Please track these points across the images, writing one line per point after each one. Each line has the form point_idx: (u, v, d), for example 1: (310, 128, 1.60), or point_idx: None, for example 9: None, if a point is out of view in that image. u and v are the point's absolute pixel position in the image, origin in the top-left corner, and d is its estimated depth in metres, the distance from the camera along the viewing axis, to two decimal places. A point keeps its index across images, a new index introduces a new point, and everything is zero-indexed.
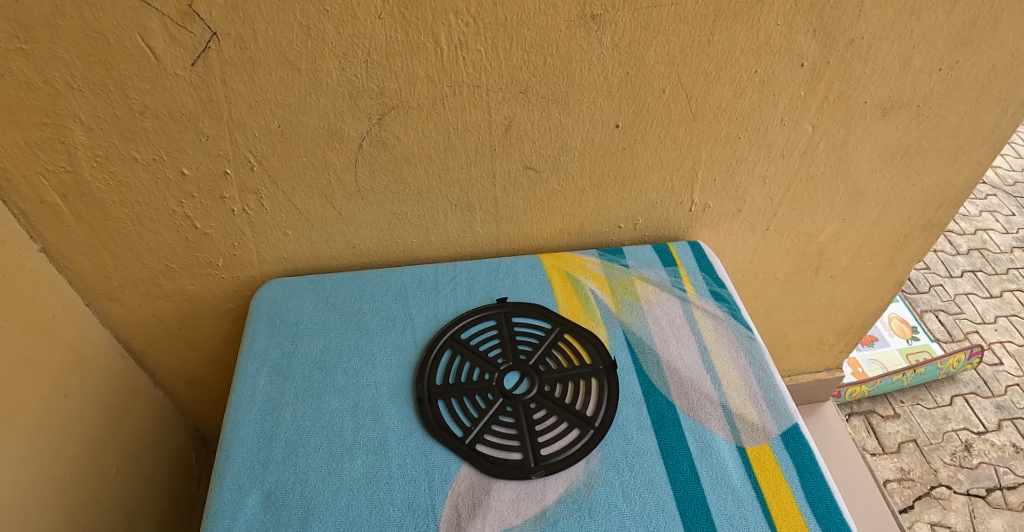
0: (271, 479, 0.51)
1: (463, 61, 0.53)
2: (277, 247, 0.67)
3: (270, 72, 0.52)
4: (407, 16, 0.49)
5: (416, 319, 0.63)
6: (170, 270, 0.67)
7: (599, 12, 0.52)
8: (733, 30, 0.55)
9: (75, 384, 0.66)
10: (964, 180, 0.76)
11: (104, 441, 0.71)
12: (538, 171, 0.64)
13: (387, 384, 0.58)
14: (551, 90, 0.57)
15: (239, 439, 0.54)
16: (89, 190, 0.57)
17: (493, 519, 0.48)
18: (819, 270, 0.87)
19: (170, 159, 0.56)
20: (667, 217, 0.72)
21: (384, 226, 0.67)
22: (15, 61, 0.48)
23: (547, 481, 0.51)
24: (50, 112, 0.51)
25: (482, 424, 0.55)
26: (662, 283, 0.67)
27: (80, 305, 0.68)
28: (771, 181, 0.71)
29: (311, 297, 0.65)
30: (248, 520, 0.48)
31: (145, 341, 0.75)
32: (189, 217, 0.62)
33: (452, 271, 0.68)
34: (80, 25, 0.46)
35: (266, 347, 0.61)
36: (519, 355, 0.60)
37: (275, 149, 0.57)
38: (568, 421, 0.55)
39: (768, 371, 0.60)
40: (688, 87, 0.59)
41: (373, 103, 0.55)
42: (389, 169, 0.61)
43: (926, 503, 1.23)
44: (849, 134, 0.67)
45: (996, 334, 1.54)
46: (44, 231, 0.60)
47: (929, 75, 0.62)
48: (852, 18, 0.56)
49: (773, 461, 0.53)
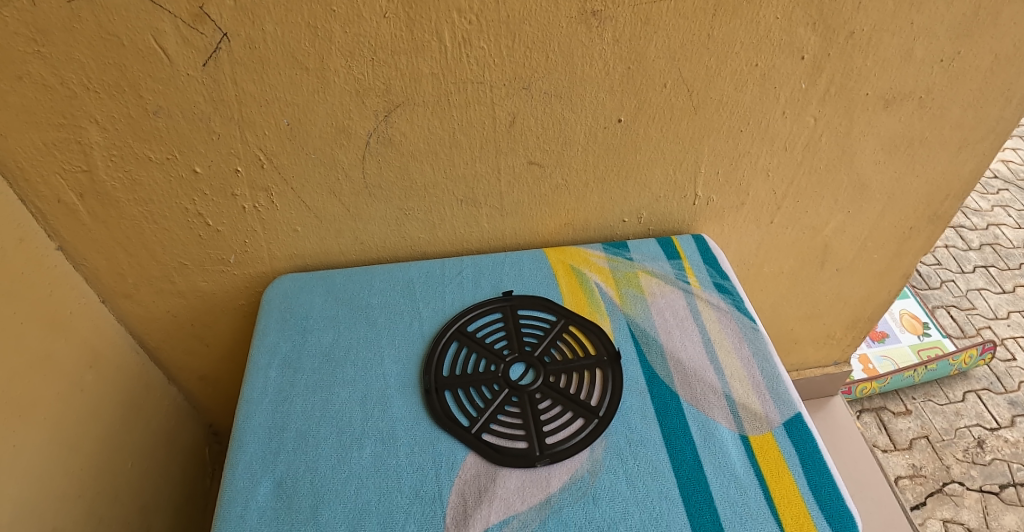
0: (282, 468, 0.52)
1: (467, 58, 0.54)
2: (287, 243, 0.68)
3: (279, 72, 0.53)
4: (411, 14, 0.50)
5: (424, 313, 0.64)
6: (184, 267, 0.69)
7: (600, 9, 0.52)
8: (733, 24, 0.55)
9: (91, 379, 0.67)
10: (970, 172, 0.76)
11: (120, 436, 0.72)
12: (542, 167, 0.65)
13: (394, 375, 0.59)
14: (553, 86, 0.58)
15: (251, 428, 0.55)
16: (104, 188, 0.59)
17: (499, 506, 0.49)
18: (825, 263, 0.87)
19: (182, 157, 0.58)
20: (671, 211, 0.73)
21: (391, 222, 0.68)
22: (33, 64, 0.49)
23: (552, 469, 0.52)
24: (66, 113, 0.53)
25: (488, 415, 0.56)
26: (666, 276, 0.68)
27: (96, 302, 0.69)
28: (774, 175, 0.71)
29: (320, 292, 0.66)
30: (260, 508, 0.50)
31: (159, 338, 0.77)
32: (201, 215, 0.63)
33: (459, 265, 0.69)
34: (96, 28, 0.48)
35: (277, 341, 0.62)
36: (524, 346, 0.61)
37: (284, 147, 0.59)
38: (573, 411, 0.56)
39: (772, 362, 0.60)
40: (690, 81, 0.60)
41: (379, 101, 0.56)
42: (396, 165, 0.62)
43: (938, 500, 1.22)
44: (852, 127, 0.68)
45: (1009, 329, 1.53)
46: (61, 230, 0.62)
47: (930, 66, 0.63)
48: (852, 10, 0.56)
49: (776, 450, 0.53)
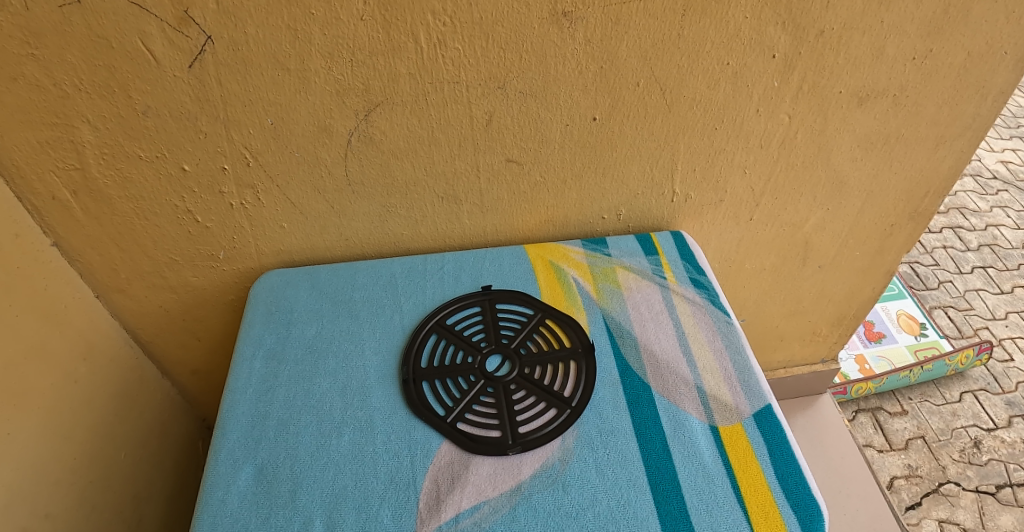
0: (263, 454, 0.54)
1: (443, 58, 0.56)
2: (274, 239, 0.70)
3: (262, 73, 0.55)
4: (387, 16, 0.52)
5: (405, 306, 0.66)
6: (174, 262, 0.71)
7: (571, 10, 0.54)
8: (703, 23, 0.57)
9: (85, 371, 0.69)
10: (949, 169, 0.77)
11: (112, 427, 0.74)
12: (520, 164, 0.66)
13: (374, 366, 0.60)
14: (528, 85, 0.59)
15: (234, 417, 0.57)
16: (96, 185, 0.61)
17: (470, 492, 0.51)
18: (807, 260, 0.88)
19: (171, 155, 0.60)
20: (650, 208, 0.74)
21: (375, 219, 0.70)
22: (27, 65, 0.51)
23: (524, 457, 0.53)
24: (59, 113, 0.55)
25: (464, 404, 0.57)
26: (643, 271, 0.69)
27: (90, 296, 0.71)
28: (751, 172, 0.73)
29: (305, 287, 0.68)
30: (241, 493, 0.51)
31: (151, 331, 0.79)
32: (191, 212, 0.65)
33: (440, 261, 0.71)
34: (86, 31, 0.50)
35: (262, 333, 0.64)
36: (501, 338, 0.62)
37: (269, 146, 0.61)
38: (547, 401, 0.57)
39: (744, 354, 0.61)
40: (662, 80, 0.61)
41: (359, 100, 0.58)
42: (378, 163, 0.64)
43: (933, 500, 1.22)
44: (827, 124, 0.69)
45: (1006, 329, 1.53)
46: (55, 226, 0.64)
47: (903, 64, 0.64)
48: (820, 9, 0.58)
49: (744, 440, 0.54)
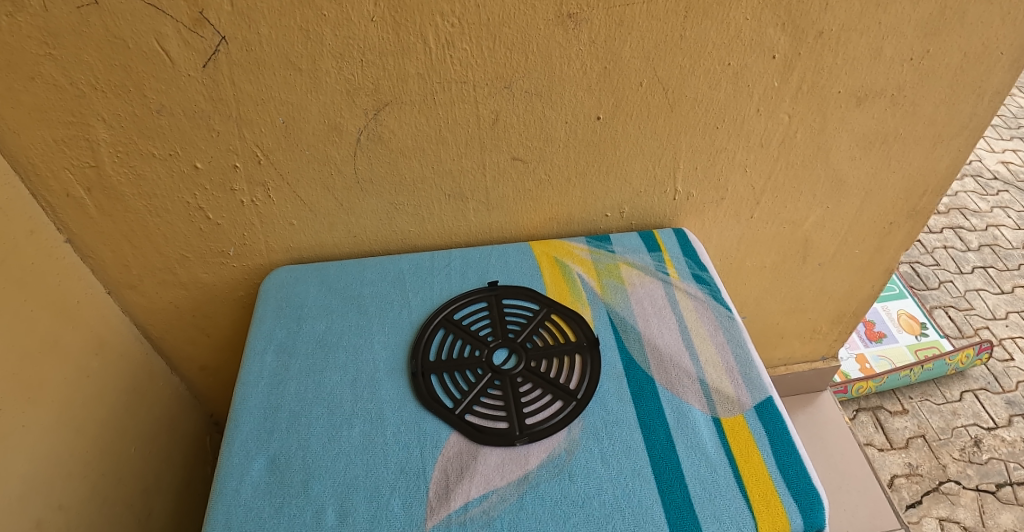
0: (276, 445, 0.55)
1: (451, 59, 0.57)
2: (283, 236, 0.72)
3: (274, 73, 0.56)
4: (397, 18, 0.54)
5: (413, 302, 0.67)
6: (185, 259, 0.72)
7: (576, 11, 0.56)
8: (704, 24, 0.58)
9: (97, 365, 0.70)
10: (947, 167, 0.78)
11: (123, 422, 0.75)
12: (525, 162, 0.68)
13: (383, 360, 0.62)
14: (534, 85, 0.61)
15: (246, 409, 0.58)
16: (110, 183, 0.63)
17: (479, 481, 0.52)
18: (807, 258, 0.89)
19: (184, 154, 0.61)
20: (652, 205, 0.76)
21: (383, 216, 0.71)
22: (45, 65, 0.53)
23: (531, 447, 0.54)
24: (75, 111, 0.56)
25: (471, 397, 0.58)
26: (646, 267, 0.70)
27: (102, 293, 0.73)
28: (751, 170, 0.74)
29: (315, 283, 0.69)
30: (254, 482, 0.53)
31: (161, 327, 0.80)
32: (202, 209, 0.67)
33: (447, 257, 0.72)
34: (103, 31, 0.51)
35: (273, 328, 0.65)
36: (507, 333, 0.64)
37: (279, 144, 0.62)
38: (553, 393, 0.58)
39: (746, 348, 0.63)
40: (665, 80, 0.62)
41: (368, 100, 0.60)
42: (386, 161, 0.65)
43: (933, 498, 1.23)
44: (826, 123, 0.70)
45: (1007, 329, 1.54)
46: (69, 222, 0.65)
47: (901, 64, 0.65)
48: (819, 11, 0.59)
49: (746, 431, 0.56)
